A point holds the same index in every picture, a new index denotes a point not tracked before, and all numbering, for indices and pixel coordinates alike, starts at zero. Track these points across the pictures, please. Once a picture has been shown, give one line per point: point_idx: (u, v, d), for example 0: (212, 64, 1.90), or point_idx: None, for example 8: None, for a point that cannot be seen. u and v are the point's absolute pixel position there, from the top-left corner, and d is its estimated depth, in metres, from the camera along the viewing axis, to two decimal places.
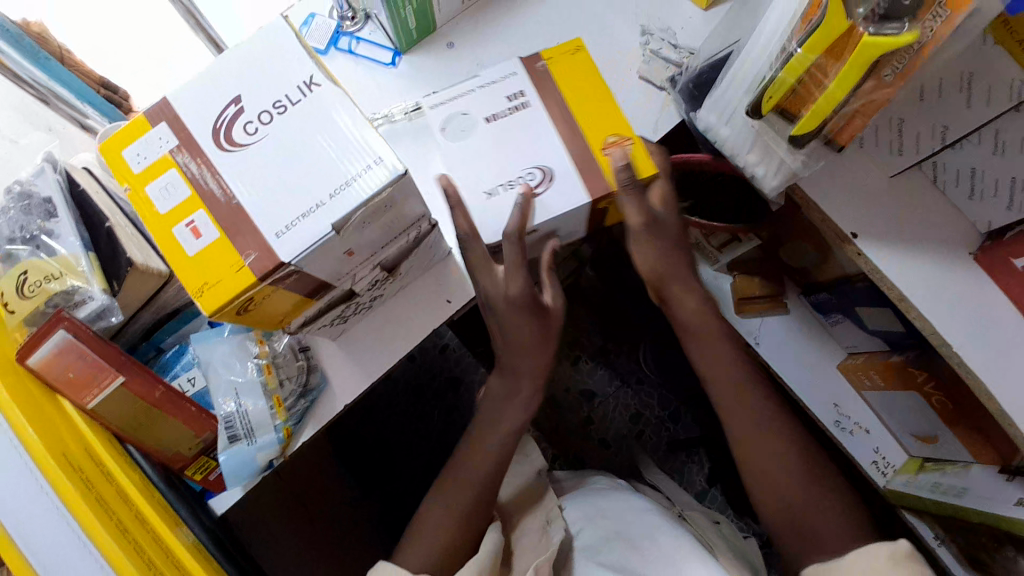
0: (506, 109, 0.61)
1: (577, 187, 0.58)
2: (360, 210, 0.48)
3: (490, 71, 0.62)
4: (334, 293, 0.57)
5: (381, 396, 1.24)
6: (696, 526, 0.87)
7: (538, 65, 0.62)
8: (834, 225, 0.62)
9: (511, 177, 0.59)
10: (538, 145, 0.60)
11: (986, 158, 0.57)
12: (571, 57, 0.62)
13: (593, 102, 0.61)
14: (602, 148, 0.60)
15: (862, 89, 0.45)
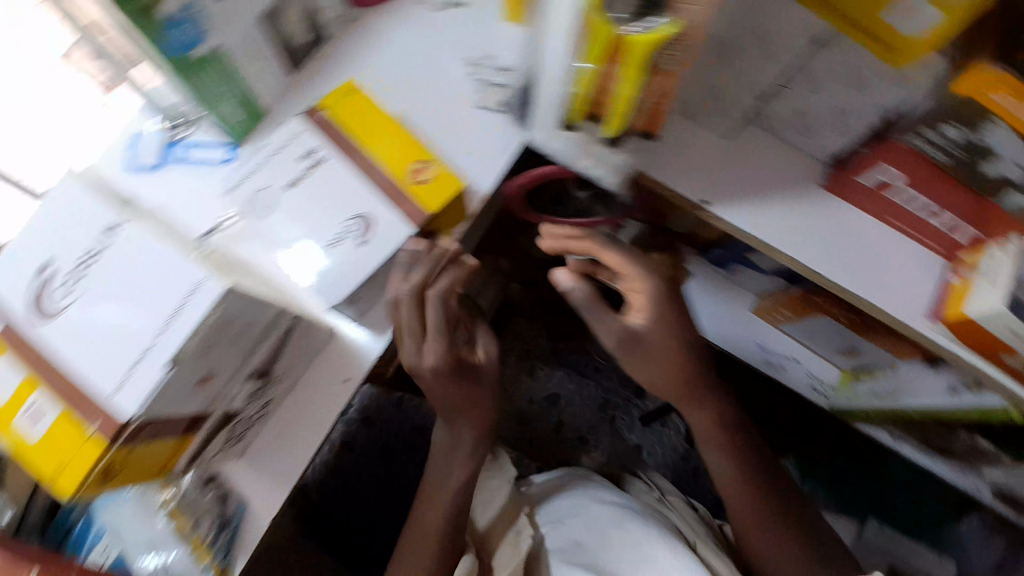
0: (301, 170, 0.59)
1: (400, 222, 0.58)
2: (193, 338, 0.47)
3: (274, 136, 0.60)
4: (210, 420, 0.57)
5: (349, 471, 1.21)
6: (675, 516, 0.92)
7: (317, 116, 0.60)
8: (683, 198, 0.63)
9: (336, 231, 0.58)
10: (352, 195, 0.58)
11: (806, 98, 0.57)
12: (351, 103, 0.62)
13: (387, 138, 0.62)
14: (410, 177, 0.60)
15: (649, 84, 0.45)
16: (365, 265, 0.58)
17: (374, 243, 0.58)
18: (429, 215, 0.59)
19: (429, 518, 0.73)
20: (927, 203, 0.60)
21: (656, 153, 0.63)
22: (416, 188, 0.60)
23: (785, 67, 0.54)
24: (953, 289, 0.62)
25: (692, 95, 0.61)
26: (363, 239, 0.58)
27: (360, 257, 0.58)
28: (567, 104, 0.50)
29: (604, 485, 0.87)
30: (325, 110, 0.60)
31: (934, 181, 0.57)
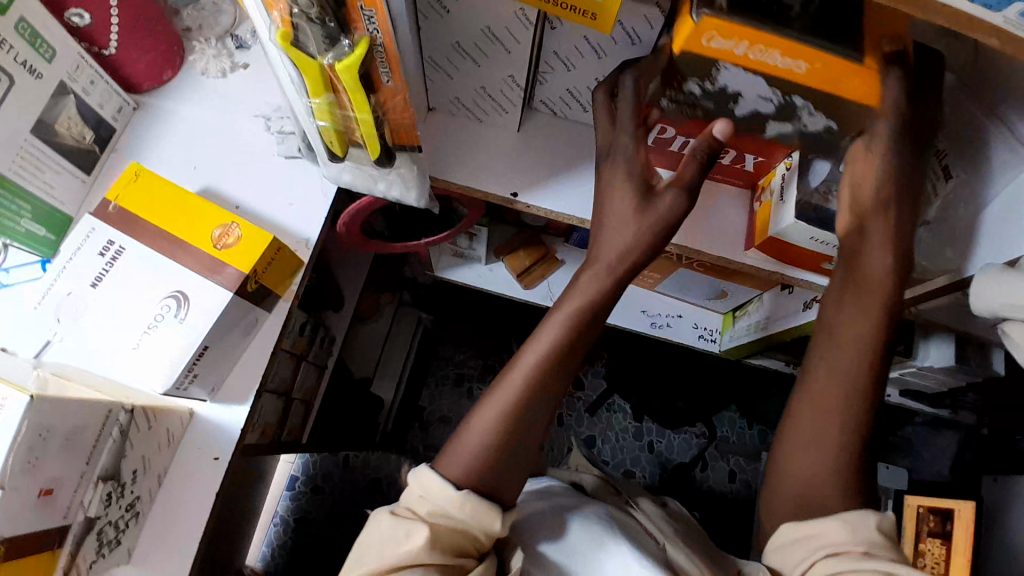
0: (104, 265, 0.61)
1: (218, 288, 0.61)
2: (11, 455, 0.47)
3: (68, 240, 0.61)
4: (73, 529, 0.55)
5: (311, 537, 1.29)
6: (653, 525, 0.76)
7: (110, 209, 0.62)
8: (496, 196, 0.65)
9: (154, 315, 0.61)
10: (165, 274, 0.61)
11: (566, 76, 0.61)
12: (140, 185, 0.63)
13: (187, 211, 0.63)
14: (216, 244, 0.62)
15: (378, 102, 0.49)
16: (190, 339, 0.60)
17: (193, 316, 0.60)
18: (247, 275, 0.61)
19: (523, 356, 0.52)
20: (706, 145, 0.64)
21: (455, 162, 0.66)
22: (225, 253, 0.62)
23: (527, 55, 0.56)
24: (757, 215, 0.67)
25: (471, 99, 0.64)
26: (180, 315, 0.61)
27: (182, 333, 0.60)
28: (325, 138, 0.53)
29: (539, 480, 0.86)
30: (115, 202, 0.62)
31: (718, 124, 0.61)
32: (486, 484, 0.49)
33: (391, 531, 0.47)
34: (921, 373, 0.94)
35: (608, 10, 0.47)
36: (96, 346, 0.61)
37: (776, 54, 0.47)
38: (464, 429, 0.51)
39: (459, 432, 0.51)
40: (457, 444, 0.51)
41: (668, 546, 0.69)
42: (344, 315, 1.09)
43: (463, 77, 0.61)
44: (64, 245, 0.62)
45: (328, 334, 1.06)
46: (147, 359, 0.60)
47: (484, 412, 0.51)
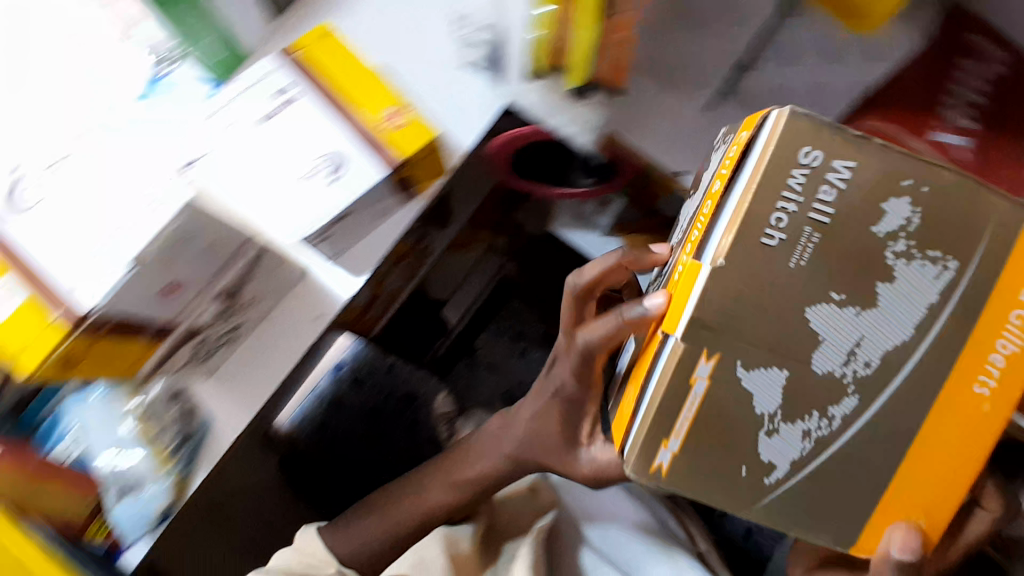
0: (274, 105, 0.61)
1: (371, 165, 0.61)
2: (157, 240, 0.49)
3: (247, 73, 0.63)
4: (176, 334, 0.58)
5: (337, 425, 1.01)
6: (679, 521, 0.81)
7: (292, 56, 0.63)
8: (661, 167, 0.63)
9: (306, 169, 0.60)
10: (326, 134, 0.61)
11: None
12: (325, 44, 0.65)
13: (361, 81, 0.64)
14: (382, 122, 0.63)
15: (605, 32, 0.46)
16: (334, 203, 0.60)
17: (344, 182, 0.60)
18: (402, 161, 0.62)
19: (427, 484, 0.73)
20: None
21: (631, 117, 0.62)
22: (388, 133, 0.62)
23: None
24: None
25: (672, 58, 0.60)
26: (333, 177, 0.61)
27: (329, 194, 0.60)
28: (534, 52, 0.52)
29: None
30: (298, 52, 0.63)
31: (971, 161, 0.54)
32: (362, 563, 0.70)
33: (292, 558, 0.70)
34: None
35: None
36: (241, 182, 0.59)
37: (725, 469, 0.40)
38: (356, 527, 0.72)
39: (350, 527, 0.72)
40: (344, 533, 0.72)
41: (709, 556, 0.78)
42: (445, 235, 1.10)
43: None
44: (241, 75, 0.63)
45: (427, 247, 1.07)
46: (290, 208, 0.60)
47: (378, 520, 0.72)
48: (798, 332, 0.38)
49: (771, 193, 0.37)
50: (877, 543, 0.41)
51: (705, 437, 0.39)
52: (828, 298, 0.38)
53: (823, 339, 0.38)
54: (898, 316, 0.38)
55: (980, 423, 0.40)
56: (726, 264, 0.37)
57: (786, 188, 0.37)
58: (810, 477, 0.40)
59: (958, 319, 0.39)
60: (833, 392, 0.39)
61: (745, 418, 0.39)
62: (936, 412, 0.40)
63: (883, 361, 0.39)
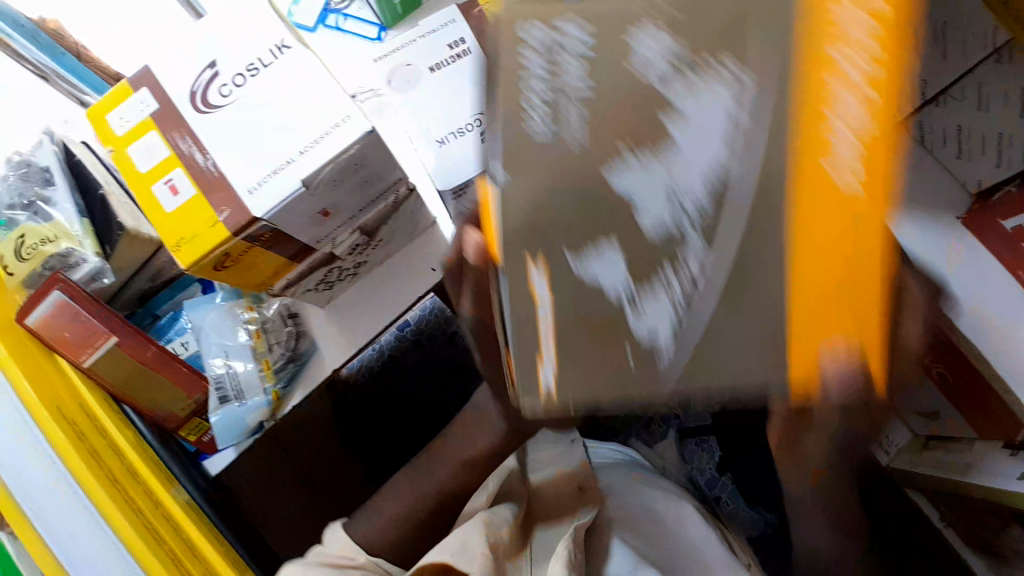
0: (448, 57, 0.61)
1: None
2: (331, 165, 0.51)
3: (429, 19, 0.62)
4: (314, 256, 0.59)
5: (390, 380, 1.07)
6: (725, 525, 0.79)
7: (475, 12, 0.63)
8: None
9: (465, 123, 0.59)
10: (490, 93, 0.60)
11: (971, 114, 0.55)
12: None
13: None
14: None
15: None
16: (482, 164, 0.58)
17: None
18: None
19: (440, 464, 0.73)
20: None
21: None
22: None
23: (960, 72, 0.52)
24: None
25: None
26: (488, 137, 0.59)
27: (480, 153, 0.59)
28: None
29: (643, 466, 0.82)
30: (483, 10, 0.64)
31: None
32: (390, 546, 0.67)
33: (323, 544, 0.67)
34: None
35: None
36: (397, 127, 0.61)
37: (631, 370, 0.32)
38: (379, 511, 0.71)
39: (374, 513, 0.71)
40: (369, 522, 0.69)
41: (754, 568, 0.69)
42: None
43: None
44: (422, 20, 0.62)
45: None
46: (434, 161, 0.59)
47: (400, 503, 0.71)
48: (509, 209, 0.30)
49: (519, 106, 0.30)
50: (810, 361, 0.30)
51: (575, 333, 0.32)
52: (610, 159, 0.29)
53: (610, 228, 0.30)
54: (716, 159, 0.28)
55: (857, 211, 0.28)
56: (574, 141, 0.30)
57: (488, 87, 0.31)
58: (692, 339, 0.30)
59: (804, 171, 0.28)
60: (607, 224, 0.30)
61: (589, 298, 0.31)
62: (796, 231, 0.28)
63: (724, 258, 0.29)
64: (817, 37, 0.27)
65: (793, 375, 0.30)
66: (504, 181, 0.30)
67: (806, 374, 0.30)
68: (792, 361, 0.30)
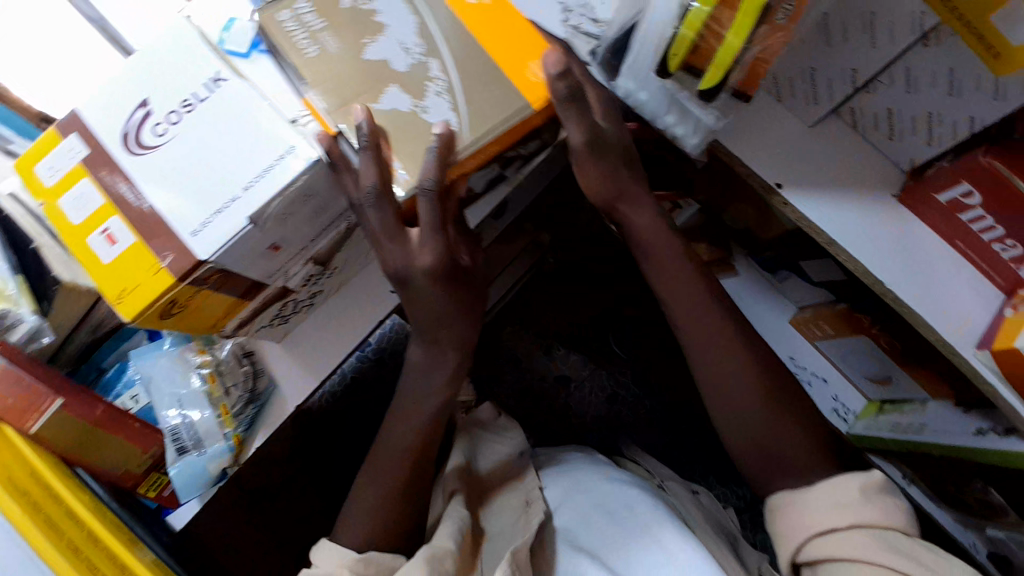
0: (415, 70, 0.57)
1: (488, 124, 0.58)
2: (277, 199, 0.48)
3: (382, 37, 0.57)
4: (267, 291, 0.57)
5: (351, 403, 1.08)
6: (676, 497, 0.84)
7: None
8: (757, 178, 0.63)
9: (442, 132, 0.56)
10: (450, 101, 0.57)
11: (901, 97, 0.58)
12: None
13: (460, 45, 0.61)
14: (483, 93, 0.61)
15: (759, 34, 0.47)
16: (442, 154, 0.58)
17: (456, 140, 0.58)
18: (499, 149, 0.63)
19: (397, 441, 0.68)
20: (998, 230, 0.59)
21: (737, 126, 0.63)
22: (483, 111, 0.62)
23: (891, 56, 0.54)
24: (1005, 322, 0.60)
25: (784, 74, 0.61)
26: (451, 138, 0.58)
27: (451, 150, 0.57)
28: (672, 48, 0.50)
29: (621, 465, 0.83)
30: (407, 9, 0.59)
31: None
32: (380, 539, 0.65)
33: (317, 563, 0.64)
34: None
35: (1013, 60, 0.48)
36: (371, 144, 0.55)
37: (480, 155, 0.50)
38: (359, 511, 0.67)
39: (355, 514, 0.67)
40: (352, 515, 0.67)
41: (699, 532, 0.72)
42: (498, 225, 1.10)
43: (794, 50, 0.59)
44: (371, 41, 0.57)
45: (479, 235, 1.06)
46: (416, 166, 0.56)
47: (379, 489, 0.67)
48: (328, 85, 0.50)
49: (293, 50, 0.50)
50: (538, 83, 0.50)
51: (402, 137, 0.49)
52: (364, 46, 0.50)
53: (384, 80, 0.50)
54: (403, 25, 0.50)
55: (487, 22, 0.51)
56: (336, 49, 0.50)
57: (276, 51, 0.52)
58: (465, 102, 0.49)
59: (452, 22, 0.51)
60: (384, 76, 0.50)
61: (396, 117, 0.49)
62: (470, 47, 0.50)
63: (447, 62, 0.50)
64: None
65: (533, 105, 0.50)
66: (325, 89, 0.50)
67: (540, 92, 0.50)
68: (536, 113, 0.50)
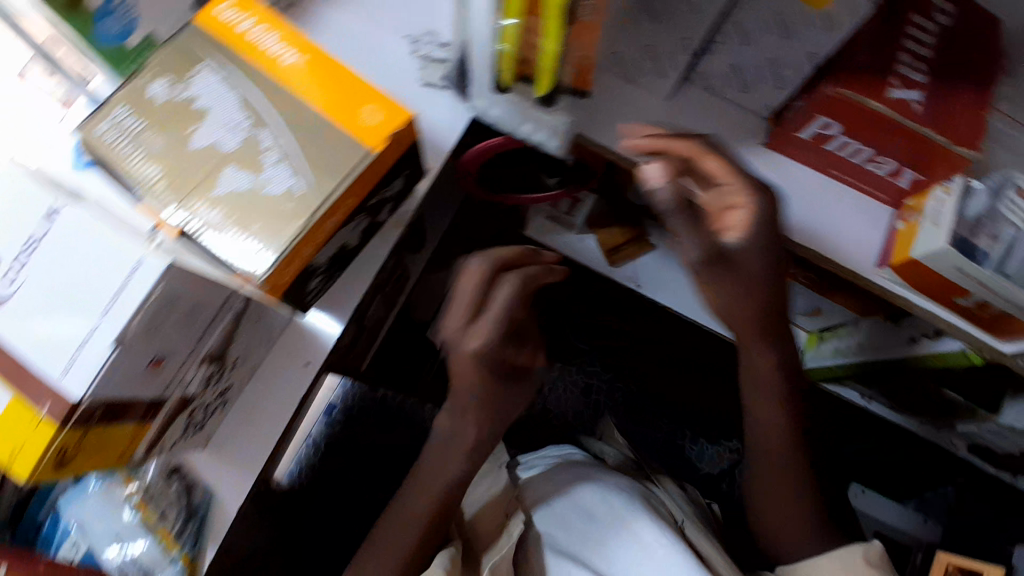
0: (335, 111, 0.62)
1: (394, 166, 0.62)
2: (137, 316, 0.47)
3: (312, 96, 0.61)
4: (167, 404, 0.56)
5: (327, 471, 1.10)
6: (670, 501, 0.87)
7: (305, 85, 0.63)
8: (631, 160, 0.64)
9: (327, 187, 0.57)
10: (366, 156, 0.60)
11: (738, 50, 0.59)
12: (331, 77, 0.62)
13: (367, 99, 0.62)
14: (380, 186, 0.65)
15: (573, 34, 0.46)
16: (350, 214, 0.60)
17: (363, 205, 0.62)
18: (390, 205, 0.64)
19: (409, 500, 0.69)
20: (867, 150, 0.60)
21: (595, 117, 0.64)
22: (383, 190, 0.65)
23: (713, 18, 0.54)
24: (898, 233, 0.64)
25: (626, 57, 0.62)
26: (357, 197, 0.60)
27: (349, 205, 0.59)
28: (499, 64, 0.50)
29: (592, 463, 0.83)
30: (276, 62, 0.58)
31: (937, 108, 0.56)
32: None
33: None
34: (999, 433, 0.90)
35: None
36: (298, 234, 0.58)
37: (334, 217, 0.49)
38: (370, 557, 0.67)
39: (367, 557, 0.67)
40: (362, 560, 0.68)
41: (688, 526, 0.77)
42: (421, 259, 1.10)
43: (628, 33, 0.59)
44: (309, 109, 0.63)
45: (404, 274, 1.06)
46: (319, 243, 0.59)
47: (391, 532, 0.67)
48: (163, 184, 0.48)
49: (120, 159, 0.49)
50: (371, 127, 0.49)
51: (248, 216, 0.48)
52: (190, 135, 0.49)
53: (221, 164, 0.48)
54: (223, 106, 0.49)
55: (305, 76, 0.50)
56: (163, 147, 0.49)
57: (108, 166, 0.50)
58: (303, 162, 0.48)
59: (271, 87, 0.49)
60: (218, 161, 0.48)
61: (241, 198, 0.48)
62: (297, 104, 0.49)
63: (278, 129, 0.49)
64: (240, 50, 0.50)
65: (375, 149, 0.49)
66: (158, 191, 0.48)
67: (378, 134, 0.49)
68: (380, 156, 0.49)
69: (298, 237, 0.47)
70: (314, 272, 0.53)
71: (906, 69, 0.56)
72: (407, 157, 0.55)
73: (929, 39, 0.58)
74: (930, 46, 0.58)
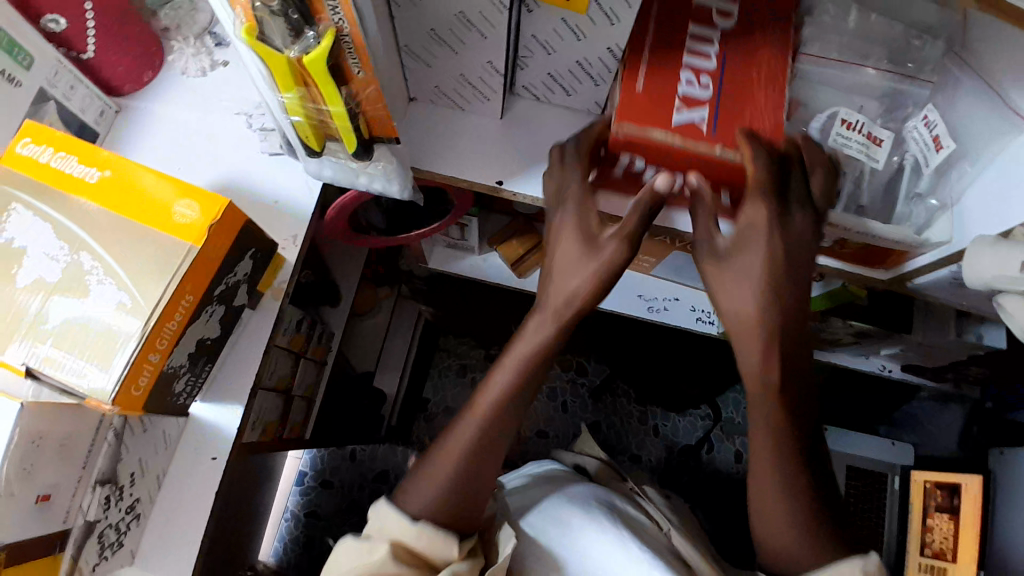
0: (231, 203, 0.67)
1: (286, 238, 0.67)
2: (6, 465, 0.46)
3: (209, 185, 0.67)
4: (73, 533, 0.56)
5: (321, 533, 1.26)
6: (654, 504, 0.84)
7: (195, 177, 0.67)
8: (481, 185, 0.65)
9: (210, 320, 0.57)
10: (277, 231, 0.67)
11: (547, 59, 0.60)
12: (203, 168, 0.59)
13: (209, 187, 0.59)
14: (270, 273, 0.65)
15: (351, 93, 0.47)
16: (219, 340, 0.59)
17: (270, 293, 0.66)
18: (259, 292, 0.64)
19: (452, 441, 0.59)
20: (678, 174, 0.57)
21: (437, 152, 0.65)
22: (269, 276, 0.65)
23: (504, 39, 0.55)
24: None
25: (449, 88, 0.63)
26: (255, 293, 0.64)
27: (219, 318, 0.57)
28: (301, 133, 0.52)
29: (542, 476, 0.84)
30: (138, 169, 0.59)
31: (728, 122, 0.55)
32: (446, 518, 0.57)
33: (355, 554, 0.55)
34: (923, 350, 0.92)
35: None
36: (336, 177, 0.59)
37: (174, 322, 0.50)
38: (421, 473, 0.58)
39: (418, 476, 0.58)
40: (416, 486, 0.58)
41: (674, 533, 0.77)
42: (341, 311, 1.10)
43: (438, 67, 0.60)
44: (247, 174, 0.67)
45: (327, 329, 1.06)
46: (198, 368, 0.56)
47: (444, 458, 0.58)
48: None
49: None
50: (197, 227, 0.50)
51: (91, 339, 0.48)
52: (13, 274, 0.49)
53: (56, 292, 0.49)
54: (45, 239, 0.50)
55: (119, 185, 0.51)
56: None
57: None
58: (137, 273, 0.49)
59: (85, 211, 0.51)
60: (48, 291, 0.49)
61: (83, 321, 0.48)
62: (118, 220, 0.51)
63: (101, 248, 0.50)
64: (49, 180, 0.51)
65: (196, 243, 0.50)
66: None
67: (196, 230, 0.51)
68: (205, 249, 0.51)
69: (139, 347, 0.48)
70: (176, 373, 0.54)
71: (687, 89, 0.55)
72: (245, 237, 0.55)
73: (711, 47, 0.57)
74: (712, 55, 0.57)
